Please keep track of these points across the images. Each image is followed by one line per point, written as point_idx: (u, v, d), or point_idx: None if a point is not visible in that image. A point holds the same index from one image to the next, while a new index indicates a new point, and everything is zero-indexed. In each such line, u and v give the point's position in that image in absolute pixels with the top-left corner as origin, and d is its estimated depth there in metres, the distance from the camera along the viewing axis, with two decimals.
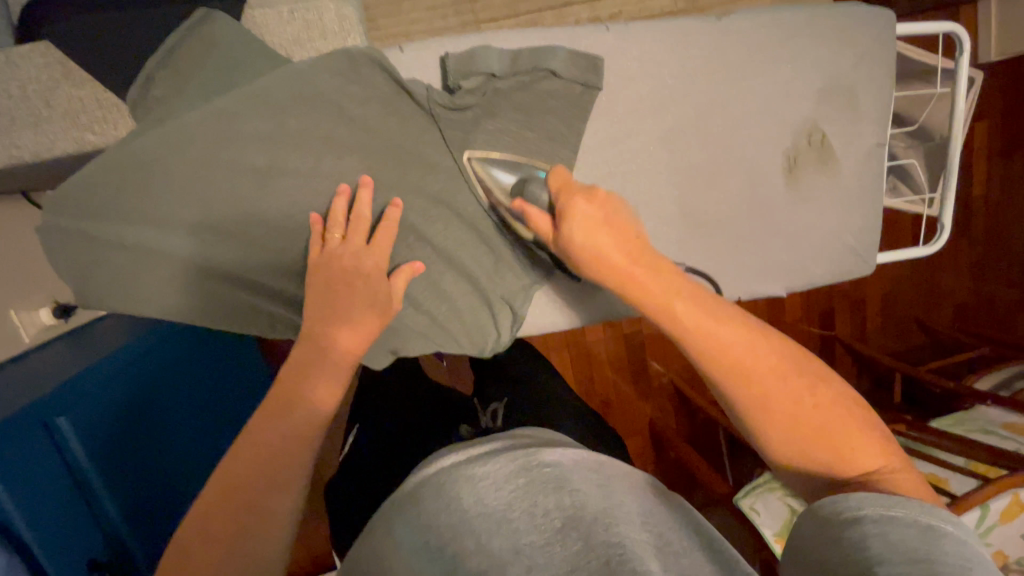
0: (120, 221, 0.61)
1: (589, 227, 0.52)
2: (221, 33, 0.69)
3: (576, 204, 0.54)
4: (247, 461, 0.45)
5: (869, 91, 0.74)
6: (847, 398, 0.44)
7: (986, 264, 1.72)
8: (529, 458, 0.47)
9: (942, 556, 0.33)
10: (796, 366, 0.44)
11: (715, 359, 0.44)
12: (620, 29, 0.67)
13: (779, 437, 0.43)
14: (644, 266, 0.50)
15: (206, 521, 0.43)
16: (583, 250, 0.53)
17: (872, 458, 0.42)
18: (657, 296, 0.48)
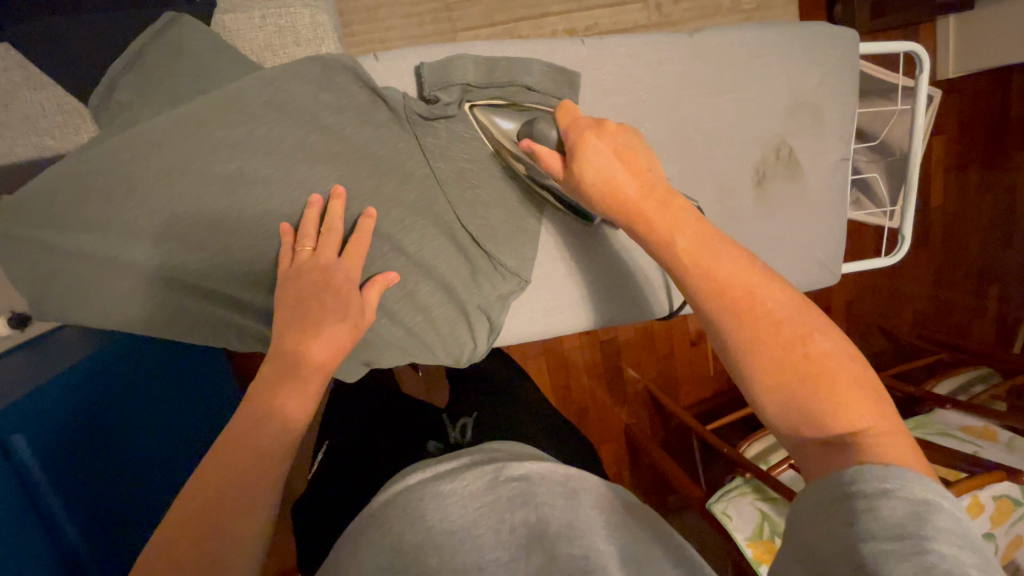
0: (79, 230, 0.59)
1: (599, 161, 0.54)
2: (189, 38, 0.67)
3: (588, 140, 0.54)
4: (223, 470, 0.44)
5: (835, 108, 0.77)
6: (845, 351, 0.42)
7: (944, 273, 1.80)
8: (493, 469, 0.51)
9: (935, 533, 0.32)
10: (792, 306, 0.44)
11: (710, 292, 0.45)
12: (596, 43, 0.68)
13: (765, 379, 0.42)
14: (653, 200, 0.52)
15: (181, 529, 0.42)
16: (595, 184, 0.54)
17: (862, 417, 0.40)
18: (662, 231, 0.49)
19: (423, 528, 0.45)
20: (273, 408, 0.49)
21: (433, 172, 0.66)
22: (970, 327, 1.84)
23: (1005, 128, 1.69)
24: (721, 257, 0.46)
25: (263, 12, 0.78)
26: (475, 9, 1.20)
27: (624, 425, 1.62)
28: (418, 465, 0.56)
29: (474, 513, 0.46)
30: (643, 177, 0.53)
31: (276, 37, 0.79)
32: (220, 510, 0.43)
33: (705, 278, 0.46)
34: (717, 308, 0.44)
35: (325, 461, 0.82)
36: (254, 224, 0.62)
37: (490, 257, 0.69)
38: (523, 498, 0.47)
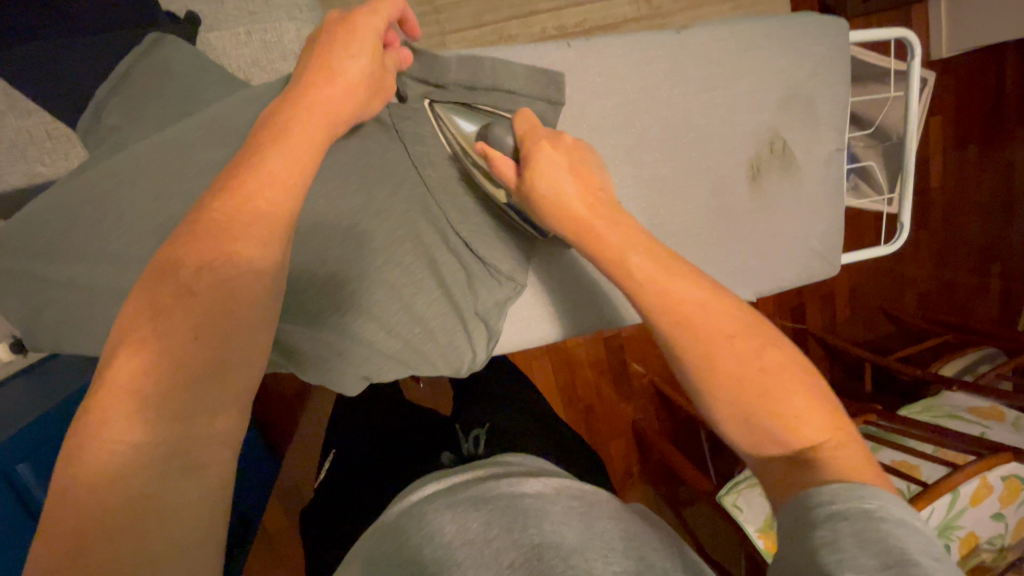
0: (70, 258, 0.59)
1: (552, 171, 0.55)
2: (172, 58, 0.68)
3: (543, 150, 0.56)
4: (188, 304, 0.39)
5: (827, 99, 0.76)
6: (795, 363, 0.43)
7: (947, 252, 1.79)
8: (504, 482, 0.52)
9: (916, 553, 0.32)
10: (746, 329, 0.44)
11: (663, 312, 0.45)
12: (581, 45, 0.67)
13: (724, 401, 0.42)
14: (604, 218, 0.52)
15: (156, 358, 0.38)
16: (546, 194, 0.55)
17: (818, 432, 0.40)
18: (617, 250, 0.50)
19: (430, 541, 0.46)
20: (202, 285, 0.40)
21: (423, 181, 0.64)
22: (975, 307, 1.82)
23: (1000, 105, 1.68)
24: (672, 277, 0.46)
25: (249, 28, 0.79)
26: (462, 11, 1.19)
27: (631, 420, 1.62)
28: (430, 477, 0.57)
29: (479, 522, 0.47)
30: (591, 190, 0.55)
31: (263, 52, 0.80)
32: (178, 401, 0.37)
33: (658, 298, 0.46)
34: (671, 326, 0.45)
35: (336, 474, 0.85)
36: None
37: (484, 263, 0.67)
38: (540, 512, 0.48)
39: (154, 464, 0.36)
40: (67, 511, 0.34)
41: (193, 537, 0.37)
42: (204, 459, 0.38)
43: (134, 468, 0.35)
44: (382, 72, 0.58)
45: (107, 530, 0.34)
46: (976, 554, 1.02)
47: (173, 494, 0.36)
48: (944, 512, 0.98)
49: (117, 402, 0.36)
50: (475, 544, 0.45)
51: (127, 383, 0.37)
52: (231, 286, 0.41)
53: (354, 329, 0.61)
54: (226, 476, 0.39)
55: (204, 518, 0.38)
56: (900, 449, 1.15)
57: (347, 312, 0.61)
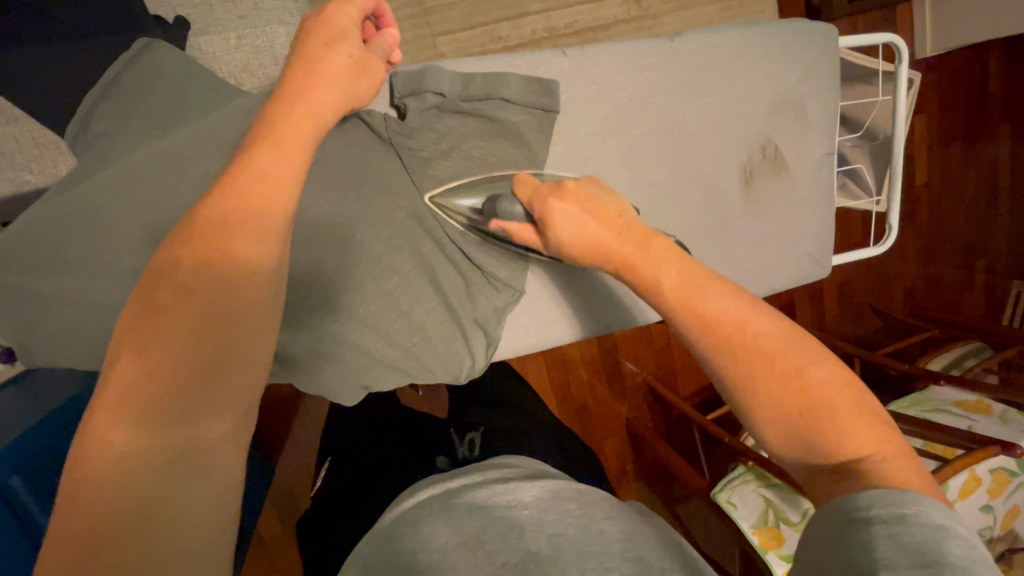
0: (62, 270, 0.59)
1: (573, 231, 0.55)
2: (163, 65, 0.67)
3: (556, 212, 0.55)
4: (189, 309, 0.39)
5: (818, 103, 0.76)
6: (837, 377, 0.44)
7: (933, 249, 1.82)
8: (496, 489, 0.53)
9: (953, 556, 0.33)
10: (786, 345, 0.45)
11: (702, 332, 0.46)
12: (576, 53, 0.68)
13: (767, 416, 0.43)
14: (632, 244, 0.52)
15: (161, 365, 0.37)
16: (576, 248, 0.55)
17: (865, 444, 0.41)
18: (647, 273, 0.50)
19: (424, 546, 0.47)
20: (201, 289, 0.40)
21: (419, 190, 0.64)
22: (959, 303, 1.86)
23: (984, 104, 1.71)
24: (708, 296, 0.47)
25: (239, 33, 0.78)
26: (452, 12, 1.19)
27: (625, 418, 1.63)
28: (425, 483, 0.58)
29: (471, 527, 0.48)
30: (616, 223, 0.54)
31: (254, 58, 0.79)
32: (182, 404, 0.37)
33: (696, 319, 0.46)
34: (712, 346, 0.45)
35: (333, 480, 0.84)
36: None
37: (480, 268, 0.67)
38: (534, 519, 0.49)
39: (160, 468, 0.36)
40: (75, 517, 0.34)
41: (203, 544, 0.37)
42: (215, 464, 0.38)
43: (141, 473, 0.35)
44: (365, 58, 0.56)
45: (120, 535, 0.34)
46: None
47: (180, 500, 0.36)
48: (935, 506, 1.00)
49: (125, 410, 0.36)
50: (468, 547, 0.46)
51: (130, 386, 0.37)
52: (233, 288, 0.41)
53: (351, 338, 0.61)
54: (233, 481, 0.39)
55: (210, 522, 0.38)
56: None
57: (343, 321, 0.60)
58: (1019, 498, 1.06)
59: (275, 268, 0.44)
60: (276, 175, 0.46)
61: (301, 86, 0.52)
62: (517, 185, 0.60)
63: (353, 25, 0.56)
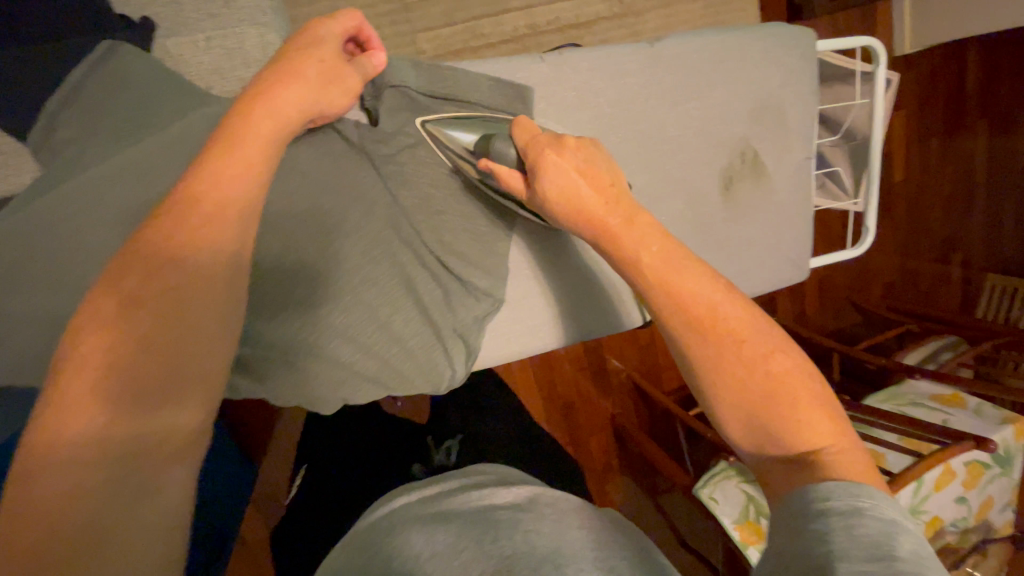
0: (25, 285, 0.57)
1: (561, 177, 0.56)
2: (129, 69, 0.65)
3: (548, 159, 0.56)
4: (142, 315, 0.39)
5: (797, 108, 0.76)
6: (802, 369, 0.44)
7: (911, 243, 1.84)
8: (474, 497, 0.53)
9: (904, 550, 0.34)
10: (756, 329, 0.46)
11: (673, 313, 0.47)
12: (555, 59, 0.67)
13: (731, 402, 0.44)
14: (618, 217, 0.53)
15: (104, 368, 0.37)
16: (558, 199, 0.56)
17: (823, 435, 0.41)
18: (630, 252, 0.51)
19: (398, 553, 0.47)
20: (164, 293, 0.40)
21: (396, 200, 0.63)
22: (936, 296, 1.89)
23: (961, 101, 1.73)
24: (686, 275, 0.48)
25: (209, 34, 0.76)
26: (432, 8, 1.17)
27: (610, 415, 1.64)
28: (401, 489, 0.58)
29: (447, 535, 0.48)
30: (606, 194, 0.55)
31: (225, 59, 0.77)
32: (131, 413, 0.37)
33: (671, 298, 0.47)
34: (683, 326, 0.46)
35: (313, 488, 0.83)
36: None
37: (461, 278, 0.66)
38: (508, 523, 0.49)
39: (104, 480, 0.36)
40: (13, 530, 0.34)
41: (143, 558, 0.37)
42: (156, 473, 0.38)
43: (84, 483, 0.35)
44: (343, 71, 0.56)
45: (61, 548, 0.34)
46: (942, 537, 1.06)
47: (126, 514, 0.36)
48: (911, 500, 1.02)
49: (62, 417, 0.36)
50: (442, 555, 0.46)
51: (79, 393, 0.36)
52: (187, 290, 0.41)
53: (325, 350, 0.60)
54: (184, 492, 0.40)
55: (150, 533, 0.37)
56: (870, 438, 1.18)
57: (316, 332, 0.59)
58: (991, 490, 1.09)
59: (235, 272, 0.44)
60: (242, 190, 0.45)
61: (269, 83, 0.51)
62: (516, 128, 0.61)
63: (335, 38, 0.57)
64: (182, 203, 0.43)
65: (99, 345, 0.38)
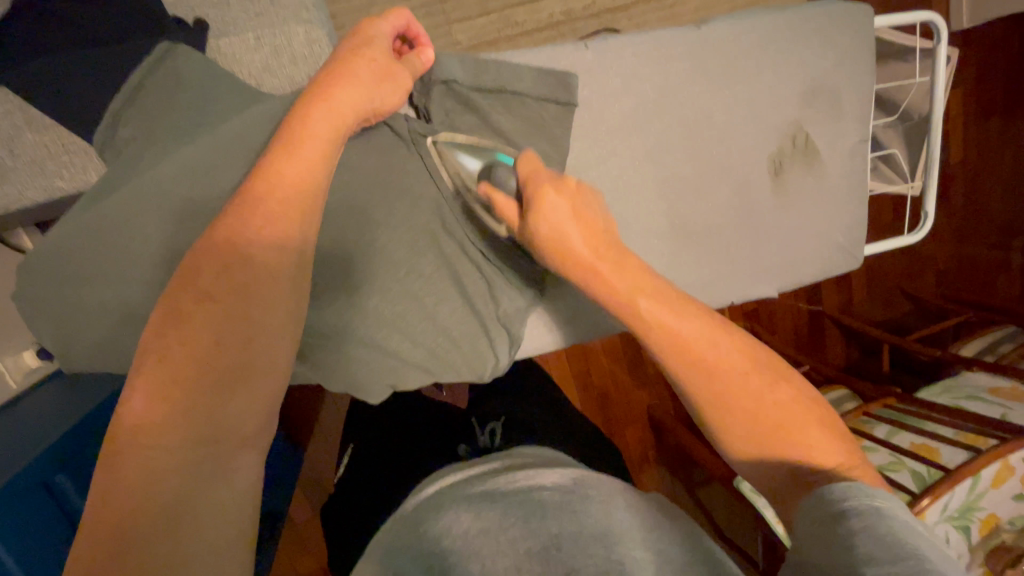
0: (97, 278, 0.60)
1: (555, 214, 0.52)
2: (186, 71, 0.68)
3: (547, 195, 0.53)
4: (212, 316, 0.41)
5: (851, 90, 0.73)
6: (805, 397, 0.46)
7: (968, 228, 1.74)
8: (520, 476, 0.55)
9: (925, 547, 0.35)
10: (756, 365, 0.46)
11: (670, 355, 0.47)
12: (598, 47, 0.66)
13: (736, 433, 0.45)
14: (611, 261, 0.51)
15: (179, 368, 0.40)
16: (550, 240, 0.53)
17: (830, 455, 0.43)
18: (621, 290, 0.49)
19: (443, 535, 0.49)
20: (231, 292, 0.42)
21: (442, 191, 0.64)
22: (996, 284, 1.78)
23: None
24: (683, 317, 0.47)
25: (257, 33, 0.78)
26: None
27: (647, 405, 1.63)
28: (444, 473, 0.61)
29: (492, 516, 0.49)
30: (599, 234, 0.53)
31: (274, 57, 0.79)
32: (203, 398, 0.40)
33: (668, 340, 0.47)
34: (680, 368, 0.46)
35: (358, 470, 0.86)
36: None
37: (503, 270, 0.66)
38: (559, 504, 0.50)
39: (185, 461, 0.39)
40: (106, 509, 0.37)
41: (219, 535, 0.39)
42: (230, 461, 0.40)
43: (171, 470, 0.38)
44: (394, 70, 0.57)
45: (152, 524, 0.37)
46: (1000, 535, 1.01)
47: (201, 493, 0.39)
48: (965, 496, 0.98)
49: (143, 416, 0.39)
50: (491, 532, 0.48)
51: (157, 376, 0.39)
52: (250, 286, 0.43)
53: (374, 339, 0.61)
54: (253, 475, 0.42)
55: (229, 514, 0.40)
56: (921, 431, 1.14)
57: (366, 323, 0.61)
58: None
59: (290, 266, 0.46)
60: (293, 185, 0.47)
61: (325, 86, 0.53)
62: (519, 160, 0.58)
63: (385, 37, 0.58)
64: (250, 199, 0.46)
65: (177, 335, 0.41)
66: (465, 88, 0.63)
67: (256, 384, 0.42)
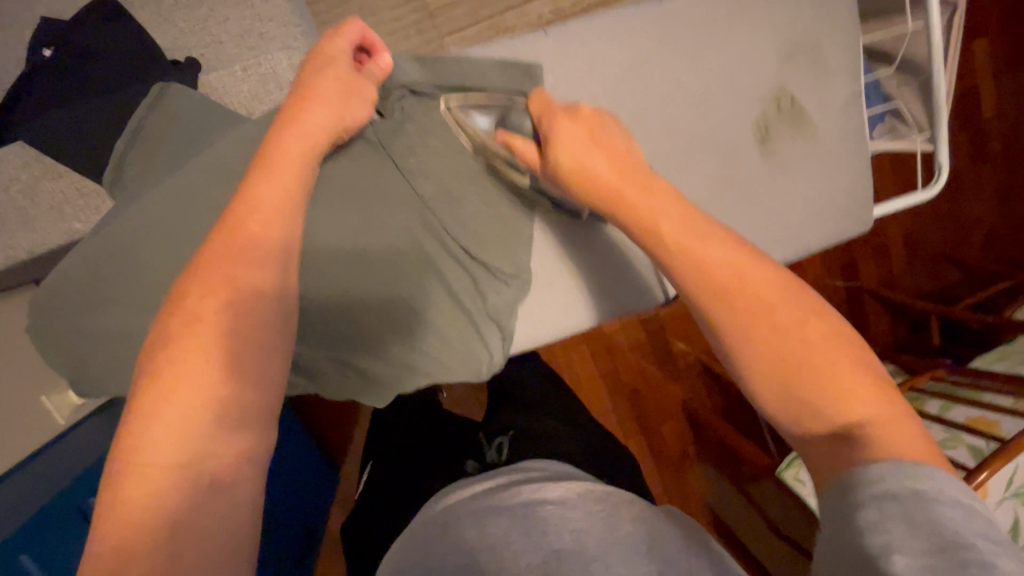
0: (92, 309, 0.62)
1: (571, 144, 0.57)
2: (176, 107, 0.71)
3: (561, 124, 0.58)
4: (204, 333, 0.43)
5: (836, 44, 0.70)
6: (840, 336, 0.43)
7: (1013, 184, 1.63)
8: (525, 491, 0.57)
9: (969, 535, 0.33)
10: (785, 292, 0.45)
11: (695, 283, 0.46)
12: (559, 31, 0.66)
13: (760, 373, 0.43)
14: (633, 185, 0.53)
15: (175, 383, 0.41)
16: (572, 172, 0.56)
17: (864, 406, 0.40)
18: (643, 217, 0.51)
19: (454, 549, 0.52)
20: (244, 306, 0.45)
21: (417, 194, 0.65)
22: None
23: None
24: (709, 242, 0.47)
25: (244, 65, 0.85)
26: (457, 11, 1.17)
27: (681, 400, 1.58)
28: (459, 485, 0.64)
29: (496, 531, 0.52)
30: (620, 161, 0.55)
31: (262, 85, 0.86)
32: (196, 411, 0.41)
33: (692, 264, 0.47)
34: (707, 296, 0.45)
35: (377, 481, 0.86)
36: None
37: (487, 267, 0.66)
38: (559, 519, 0.52)
39: (179, 476, 0.39)
40: (115, 525, 0.37)
41: (214, 554, 0.38)
42: (225, 480, 0.40)
43: (167, 492, 0.38)
44: (359, 80, 0.60)
45: (146, 545, 0.36)
46: None
47: (197, 514, 0.39)
48: None
49: (140, 432, 0.40)
50: (495, 548, 0.50)
51: (156, 393, 0.41)
52: (230, 300, 0.45)
53: (367, 346, 0.62)
54: (253, 494, 0.42)
55: (223, 534, 0.39)
56: (976, 404, 1.06)
57: (357, 329, 0.61)
58: None
59: (270, 281, 0.47)
60: (266, 197, 0.50)
61: (293, 105, 0.56)
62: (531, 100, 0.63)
63: (344, 52, 0.61)
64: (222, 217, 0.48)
65: (189, 347, 0.42)
66: (429, 87, 0.65)
67: (267, 392, 0.45)
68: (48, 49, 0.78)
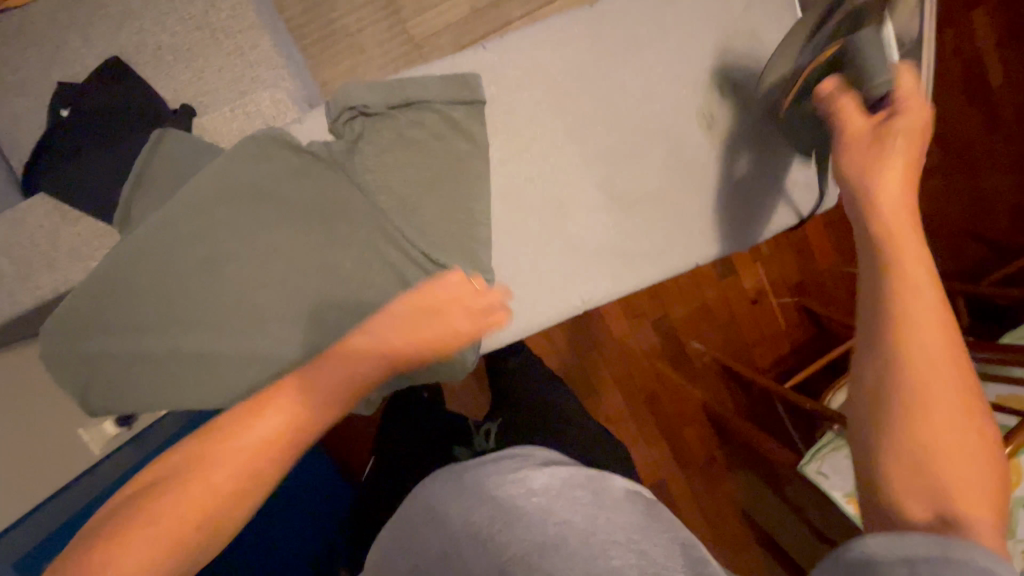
0: (95, 332, 0.69)
1: (889, 153, 0.52)
2: (174, 150, 0.79)
3: (890, 144, 0.53)
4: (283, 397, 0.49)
5: (771, 28, 0.78)
6: (977, 429, 0.40)
7: None
8: (510, 479, 0.58)
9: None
10: (959, 352, 0.41)
11: (883, 261, 0.45)
12: (495, 45, 0.77)
13: (892, 402, 0.41)
14: (905, 211, 0.48)
15: (232, 428, 0.46)
16: (865, 173, 0.53)
17: (965, 507, 0.38)
18: (896, 223, 0.47)
19: (434, 539, 0.54)
20: (324, 417, 0.49)
21: (376, 205, 0.74)
22: None
23: None
24: (911, 244, 0.45)
25: (233, 107, 0.90)
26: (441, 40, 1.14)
27: (700, 403, 1.49)
28: (439, 474, 0.64)
29: (480, 521, 0.54)
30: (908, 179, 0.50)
31: (249, 123, 0.91)
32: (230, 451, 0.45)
33: (888, 236, 0.46)
34: (886, 274, 0.44)
35: (373, 483, 0.89)
36: (231, 287, 0.70)
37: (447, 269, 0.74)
38: (543, 509, 0.53)
39: (191, 507, 0.43)
40: (118, 548, 0.41)
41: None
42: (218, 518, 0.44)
43: (173, 518, 0.42)
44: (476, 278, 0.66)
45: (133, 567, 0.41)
46: None
47: (184, 541, 0.43)
48: None
49: (179, 461, 0.44)
50: (479, 538, 0.52)
51: (210, 431, 0.46)
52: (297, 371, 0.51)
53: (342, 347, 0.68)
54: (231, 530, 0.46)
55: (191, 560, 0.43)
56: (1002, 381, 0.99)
57: None
58: None
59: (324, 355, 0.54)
60: None
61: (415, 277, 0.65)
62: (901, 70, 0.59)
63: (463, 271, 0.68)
64: None
65: (257, 411, 0.47)
66: (378, 107, 0.73)
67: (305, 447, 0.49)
68: (66, 108, 0.90)
